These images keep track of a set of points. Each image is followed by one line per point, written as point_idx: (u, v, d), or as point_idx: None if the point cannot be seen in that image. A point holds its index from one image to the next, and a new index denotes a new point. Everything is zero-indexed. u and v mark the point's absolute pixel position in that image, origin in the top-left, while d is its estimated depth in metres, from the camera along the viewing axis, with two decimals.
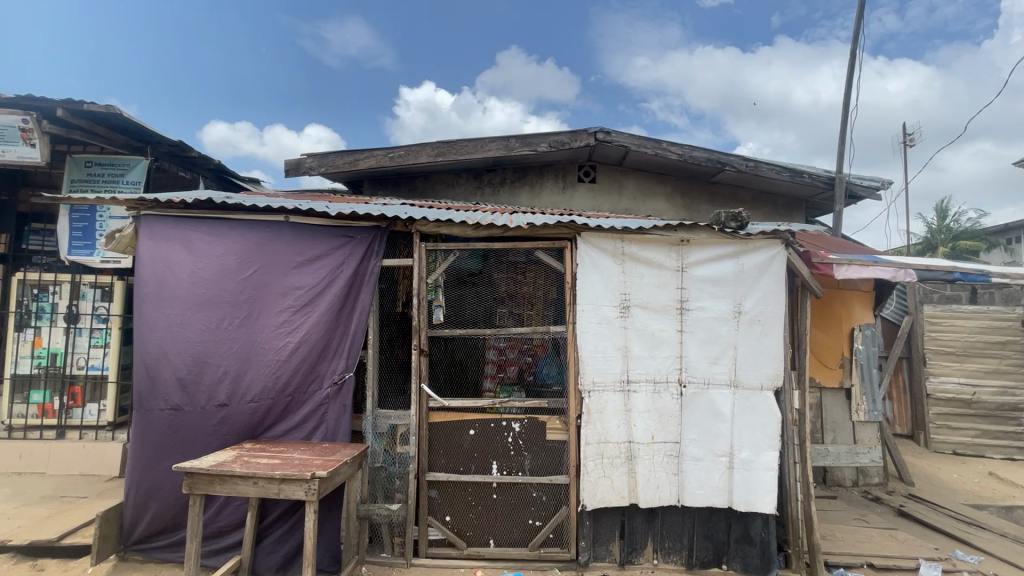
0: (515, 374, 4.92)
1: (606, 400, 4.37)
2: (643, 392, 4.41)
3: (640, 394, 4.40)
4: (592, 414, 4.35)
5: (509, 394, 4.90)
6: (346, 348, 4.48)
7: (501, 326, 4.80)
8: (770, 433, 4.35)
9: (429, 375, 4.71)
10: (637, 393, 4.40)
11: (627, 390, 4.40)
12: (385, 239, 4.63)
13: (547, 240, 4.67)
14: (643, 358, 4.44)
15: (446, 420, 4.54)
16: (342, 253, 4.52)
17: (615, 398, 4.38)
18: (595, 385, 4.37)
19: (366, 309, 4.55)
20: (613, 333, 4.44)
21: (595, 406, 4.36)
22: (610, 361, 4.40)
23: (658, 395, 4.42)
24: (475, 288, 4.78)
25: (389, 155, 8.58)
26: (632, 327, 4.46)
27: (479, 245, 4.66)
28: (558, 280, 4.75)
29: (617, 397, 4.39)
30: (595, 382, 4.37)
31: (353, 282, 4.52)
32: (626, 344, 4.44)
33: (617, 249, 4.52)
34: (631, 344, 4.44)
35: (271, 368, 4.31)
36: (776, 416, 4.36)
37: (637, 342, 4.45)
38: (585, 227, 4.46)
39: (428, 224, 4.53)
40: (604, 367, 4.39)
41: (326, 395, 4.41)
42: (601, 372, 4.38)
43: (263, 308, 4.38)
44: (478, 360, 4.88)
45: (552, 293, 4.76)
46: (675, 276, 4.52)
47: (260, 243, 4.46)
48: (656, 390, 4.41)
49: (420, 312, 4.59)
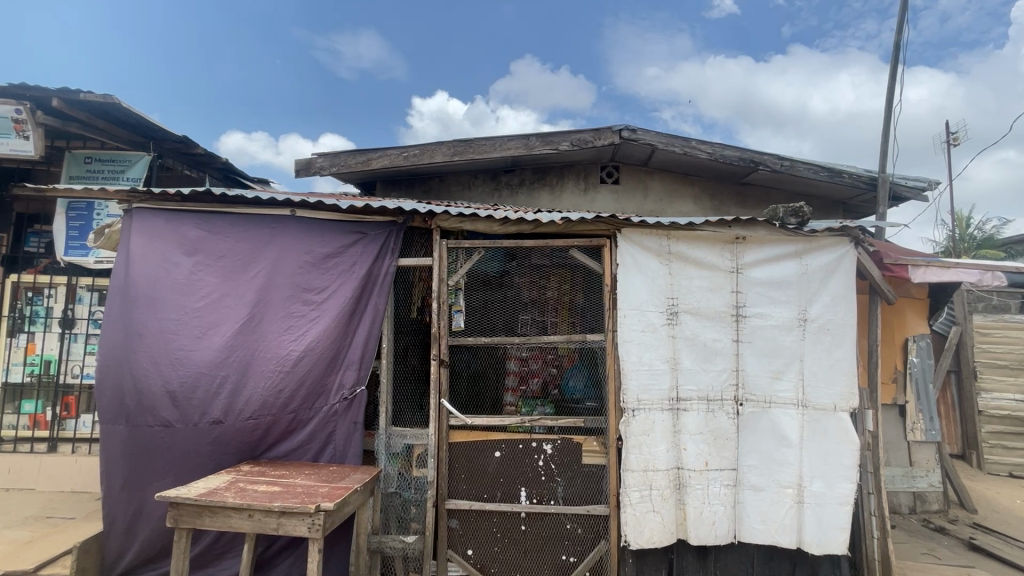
0: (540, 388, 4.41)
1: (651, 419, 3.76)
2: (694, 410, 3.78)
3: (690, 413, 3.78)
4: (634, 436, 3.76)
5: (532, 409, 4.38)
6: (356, 359, 3.99)
7: (523, 335, 4.30)
8: (847, 462, 3.69)
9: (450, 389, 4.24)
10: (686, 413, 3.78)
11: (676, 410, 3.78)
12: (402, 236, 4.15)
13: (581, 235, 4.10)
14: (694, 372, 3.82)
15: (469, 440, 4.01)
16: (353, 252, 4.05)
17: (662, 418, 3.77)
18: (640, 402, 3.77)
19: (379, 316, 4.07)
20: (658, 343, 3.83)
21: (638, 427, 3.76)
22: (654, 376, 3.79)
23: (713, 415, 3.78)
24: (499, 292, 4.28)
25: (404, 154, 8.15)
26: (680, 336, 3.86)
27: (505, 241, 4.15)
28: (594, 282, 4.22)
29: (666, 417, 3.77)
30: (641, 398, 3.77)
31: (364, 286, 4.04)
32: (674, 355, 3.84)
33: (662, 247, 3.99)
34: (678, 356, 3.84)
35: (274, 382, 3.84)
36: (853, 441, 3.71)
37: (687, 353, 3.84)
38: (626, 221, 3.95)
39: (449, 219, 4.05)
40: (647, 383, 3.79)
41: (334, 412, 3.93)
42: (644, 387, 3.78)
43: (266, 313, 3.93)
44: (499, 370, 4.44)
45: (584, 298, 4.25)
46: (728, 279, 3.95)
47: (264, 240, 4.01)
48: (711, 410, 3.78)
49: (438, 319, 4.08)
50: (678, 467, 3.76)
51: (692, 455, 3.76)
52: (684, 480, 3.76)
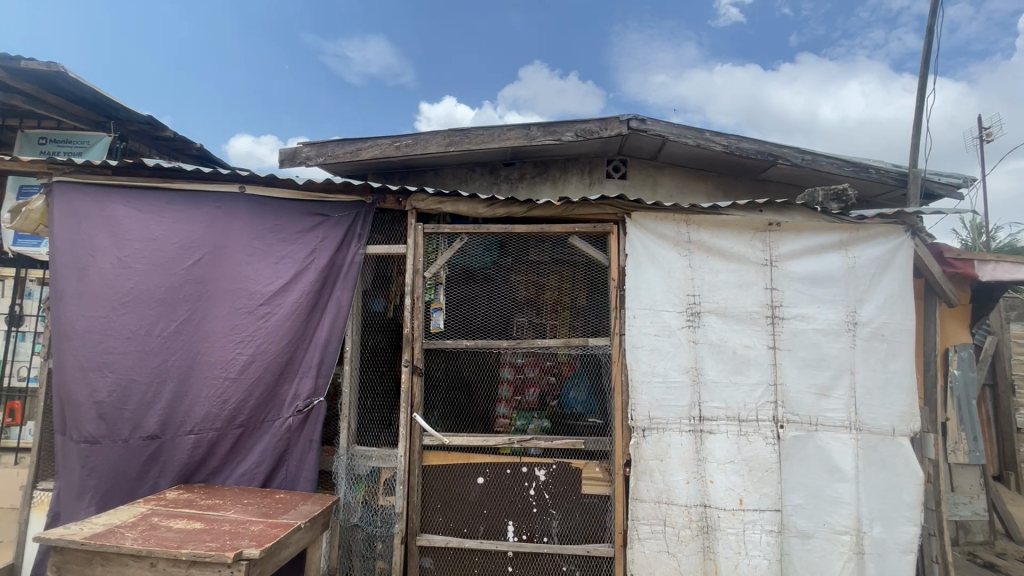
0: (536, 398, 3.81)
1: (668, 441, 3.11)
2: (721, 433, 3.10)
3: (716, 435, 3.10)
4: (645, 462, 3.10)
5: (527, 421, 3.79)
6: (317, 363, 3.30)
7: (518, 339, 3.69)
8: (909, 499, 3.05)
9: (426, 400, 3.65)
10: (711, 435, 3.10)
11: (699, 432, 3.10)
12: (371, 221, 3.49)
13: (582, 218, 3.44)
14: (721, 386, 3.15)
15: (447, 464, 3.36)
16: (313, 238, 3.38)
17: (681, 441, 3.11)
18: (654, 421, 3.12)
19: (344, 313, 3.36)
20: (675, 350, 3.17)
21: (652, 452, 3.11)
22: (671, 390, 3.13)
23: (743, 439, 3.10)
24: (487, 288, 3.63)
25: (394, 144, 6.82)
26: (703, 342, 3.19)
27: (493, 225, 3.50)
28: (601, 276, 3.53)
29: (686, 440, 3.10)
30: (655, 415, 3.12)
31: (326, 276, 3.35)
32: (696, 364, 3.16)
33: (681, 235, 3.35)
34: (701, 366, 3.16)
35: (217, 390, 3.16)
36: (916, 472, 3.05)
37: (710, 363, 3.17)
38: (637, 204, 3.33)
39: (426, 198, 3.41)
40: (663, 398, 3.13)
41: (289, 427, 3.24)
42: (659, 402, 3.13)
43: (210, 308, 3.25)
44: (490, 379, 3.84)
45: (587, 297, 3.57)
46: (760, 273, 3.27)
47: (208, 223, 3.34)
48: (742, 432, 3.10)
49: (412, 318, 3.43)
50: (701, 502, 3.07)
51: (719, 488, 3.07)
52: (710, 519, 3.07)
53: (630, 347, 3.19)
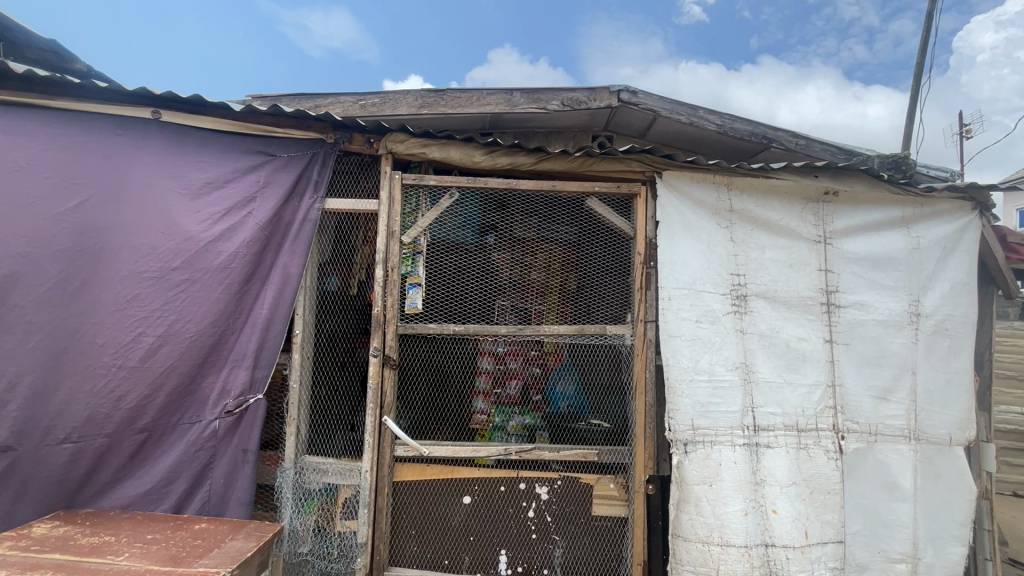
0: (518, 392, 3.12)
1: (716, 458, 2.49)
2: (778, 446, 2.52)
3: (776, 449, 2.51)
4: (687, 484, 2.47)
5: (506, 419, 3.10)
6: (251, 350, 2.45)
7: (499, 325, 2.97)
8: (958, 518, 2.58)
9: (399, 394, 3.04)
10: (768, 450, 2.51)
11: (753, 446, 2.51)
12: (331, 167, 2.67)
13: (602, 175, 2.76)
14: (772, 388, 2.57)
15: (425, 481, 2.66)
16: (254, 183, 2.51)
17: (734, 459, 2.49)
18: (699, 431, 2.52)
19: (293, 283, 2.53)
20: (720, 341, 2.59)
21: (695, 471, 2.48)
22: (717, 391, 2.55)
23: (804, 454, 2.52)
24: (472, 260, 2.94)
25: (360, 102, 3.95)
26: (750, 332, 2.61)
27: (490, 178, 2.73)
28: (620, 249, 2.94)
29: (738, 456, 2.49)
30: (699, 423, 2.52)
31: (267, 234, 2.50)
32: (746, 359, 2.58)
33: (721, 201, 2.73)
34: (752, 361, 2.59)
35: (100, 385, 2.26)
36: (966, 488, 2.58)
37: (763, 358, 2.59)
38: (671, 161, 2.70)
39: (404, 141, 2.63)
40: (707, 402, 2.54)
41: (213, 433, 2.40)
42: (703, 408, 2.53)
43: (98, 271, 2.31)
44: (467, 369, 3.18)
45: (591, 275, 3.00)
46: (814, 251, 2.70)
47: (104, 157, 2.41)
48: (801, 446, 2.53)
49: (383, 296, 2.62)
50: (764, 541, 2.43)
51: (784, 522, 2.44)
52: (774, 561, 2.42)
53: (665, 336, 2.58)
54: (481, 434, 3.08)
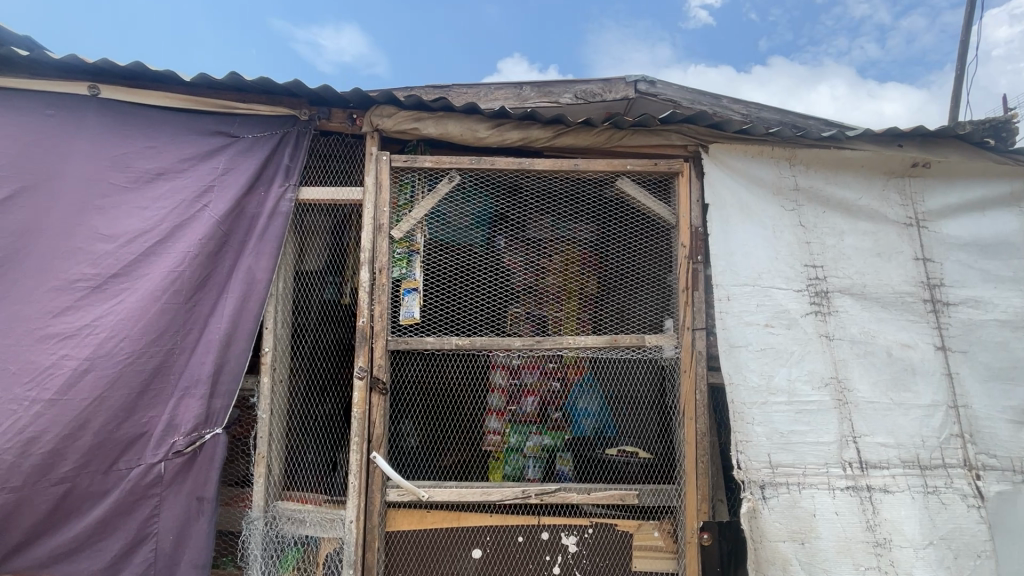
0: (536, 410, 2.58)
1: (810, 507, 1.96)
2: (902, 491, 1.97)
3: (898, 495, 1.97)
4: (771, 543, 1.94)
5: (523, 440, 2.55)
6: (206, 375, 1.99)
7: (513, 334, 2.48)
8: None
9: (393, 417, 2.60)
10: (886, 496, 1.97)
11: (863, 492, 1.97)
12: (306, 149, 2.22)
13: (634, 151, 2.26)
14: (877, 413, 2.04)
15: (421, 532, 2.15)
16: (210, 171, 2.09)
17: (835, 508, 1.96)
18: (780, 470, 1.99)
19: (259, 292, 2.08)
20: (801, 351, 2.07)
21: (780, 523, 1.95)
22: (802, 416, 2.03)
23: (934, 501, 1.97)
24: (478, 261, 2.45)
25: None
26: (843, 340, 2.09)
27: (498, 157, 2.23)
28: (658, 245, 2.43)
29: (852, 506, 1.96)
30: (780, 459, 2.00)
31: (226, 231, 2.06)
32: (839, 375, 2.06)
33: (783, 180, 2.22)
34: (847, 378, 2.06)
35: (3, 421, 1.80)
36: None
37: (864, 374, 2.06)
38: (719, 132, 2.21)
39: (394, 116, 2.16)
40: (789, 432, 2.02)
41: (157, 478, 1.93)
42: (785, 439, 2.02)
43: (13, 281, 1.88)
44: (474, 387, 2.67)
45: (617, 275, 2.51)
46: (904, 236, 2.17)
47: (30, 142, 1.99)
48: (930, 490, 1.98)
49: (370, 303, 2.15)
50: None
51: None
52: None
53: (725, 347, 2.06)
54: (495, 458, 2.57)
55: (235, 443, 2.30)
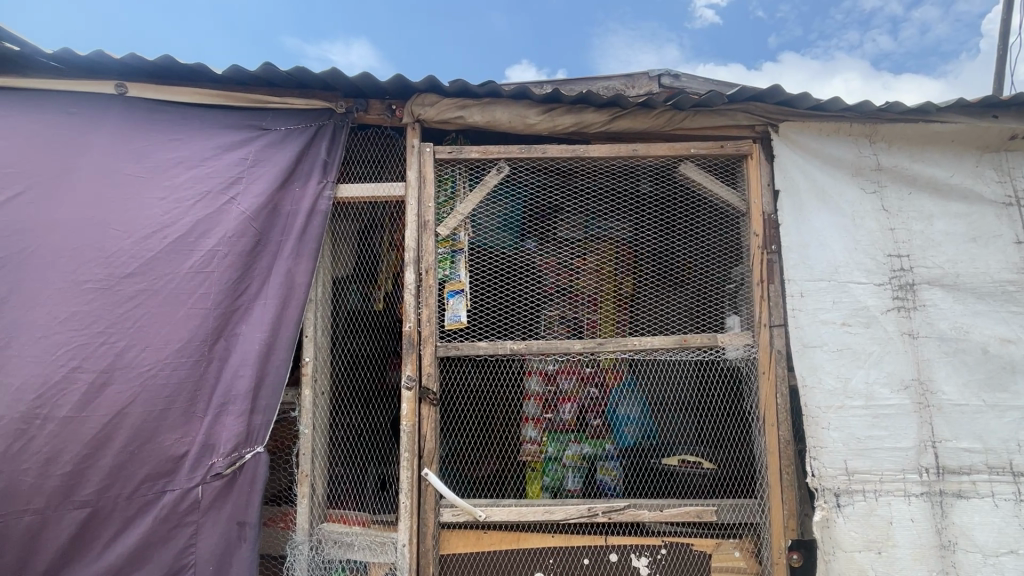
0: (575, 417, 2.39)
1: (886, 515, 1.77)
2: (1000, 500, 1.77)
3: (976, 501, 1.77)
4: (845, 553, 1.74)
5: (558, 450, 2.36)
6: (245, 388, 1.85)
7: (547, 336, 2.30)
8: None
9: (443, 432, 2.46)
10: (958, 501, 1.77)
11: (936, 496, 1.77)
12: (343, 144, 2.07)
13: (696, 134, 2.07)
14: (991, 418, 1.81)
15: (482, 557, 1.96)
16: (244, 167, 1.95)
17: (910, 515, 1.77)
18: (856, 477, 1.78)
19: (299, 297, 1.94)
20: (897, 349, 1.85)
21: (855, 532, 1.75)
22: (879, 421, 1.81)
23: None
24: (511, 265, 2.31)
25: None
26: (946, 336, 1.87)
27: (548, 145, 2.06)
28: (705, 237, 2.30)
29: (917, 512, 1.76)
30: (854, 465, 1.79)
31: (262, 231, 1.92)
32: (943, 375, 1.84)
33: (865, 160, 2.00)
34: (953, 378, 1.84)
35: (21, 438, 1.64)
36: None
37: (973, 375, 1.84)
38: (790, 110, 2.00)
39: (437, 105, 2.01)
40: (864, 436, 1.81)
41: (194, 503, 1.78)
42: (861, 445, 1.80)
43: (36, 288, 1.73)
44: (506, 393, 2.48)
45: (658, 273, 2.38)
46: (1003, 218, 1.94)
47: (51, 139, 1.87)
48: None
49: (416, 307, 1.98)
50: None
51: None
52: None
53: (798, 348, 1.86)
54: (531, 469, 2.36)
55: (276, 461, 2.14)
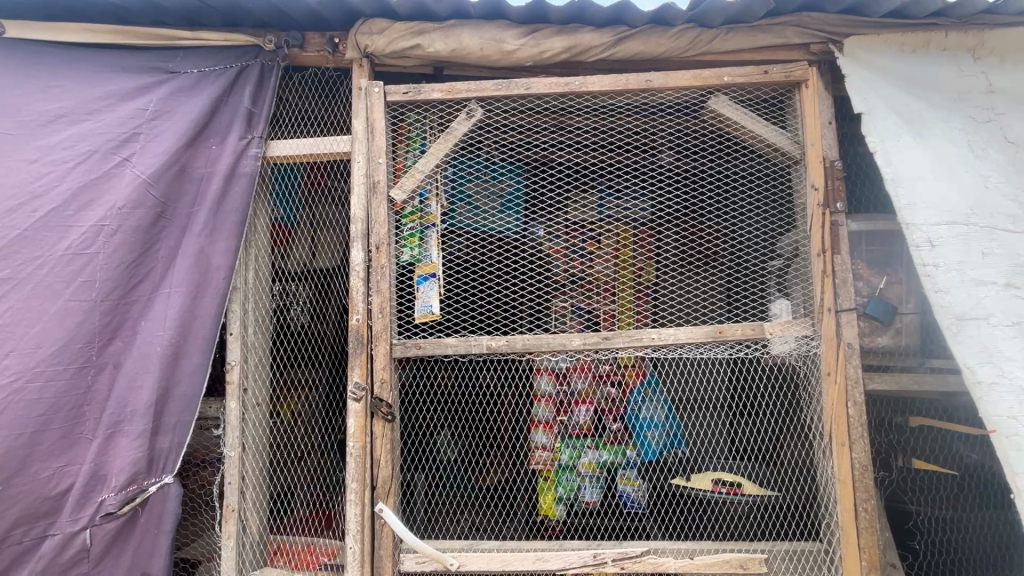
0: (591, 421, 1.94)
1: None
2: None
3: None
4: None
5: (574, 459, 1.93)
6: (146, 403, 1.44)
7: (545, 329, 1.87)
8: None
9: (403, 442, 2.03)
10: None
11: None
12: (274, 90, 1.66)
13: (730, 58, 1.56)
14: None
15: None
16: (144, 122, 1.55)
17: None
18: None
19: (217, 283, 1.53)
20: None
21: None
22: None
23: None
24: (495, 243, 1.84)
25: None
26: None
27: (534, 80, 1.58)
28: (743, 210, 1.80)
29: None
30: None
31: (168, 201, 1.52)
32: None
33: (967, 83, 1.45)
34: None
35: None
36: None
37: None
38: (860, 19, 1.47)
39: (387, 33, 1.55)
40: None
41: (82, 554, 1.38)
42: None
43: None
44: (517, 400, 2.01)
45: (683, 253, 1.90)
46: None
47: None
48: None
49: (366, 293, 1.54)
50: None
51: None
52: None
53: (951, 322, 1.32)
54: (544, 479, 1.93)
55: (196, 492, 1.73)
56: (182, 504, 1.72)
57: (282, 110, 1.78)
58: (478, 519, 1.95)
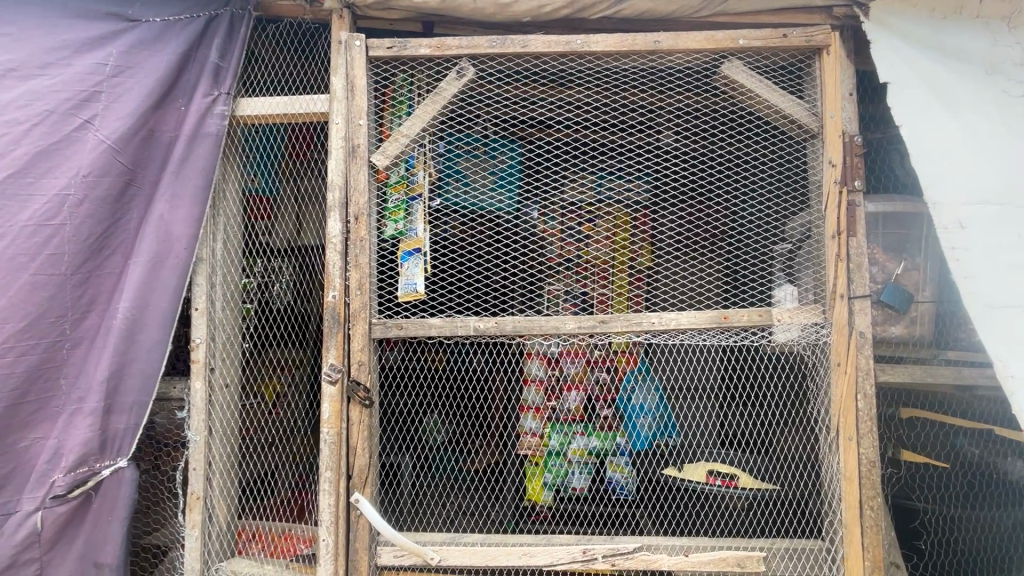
0: (582, 407, 1.84)
1: None
2: None
3: None
4: None
5: (564, 446, 1.84)
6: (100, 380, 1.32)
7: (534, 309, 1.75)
8: None
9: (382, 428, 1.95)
10: None
11: None
12: (245, 41, 1.50)
13: (747, 20, 1.43)
14: None
15: None
16: (105, 79, 1.39)
17: None
18: None
19: (179, 254, 1.39)
20: None
21: None
22: None
23: None
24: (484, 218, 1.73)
25: None
26: None
27: (533, 38, 1.44)
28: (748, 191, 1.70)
29: None
30: None
31: (134, 164, 1.39)
32: None
33: (1000, 54, 1.33)
34: None
35: None
36: None
37: None
38: None
39: None
40: None
41: (32, 538, 1.27)
42: None
43: None
44: (502, 384, 1.90)
45: (682, 235, 1.81)
46: None
47: None
48: None
49: (343, 267, 1.42)
50: None
51: None
52: None
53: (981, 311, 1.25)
54: (532, 465, 1.85)
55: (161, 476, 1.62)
56: (144, 488, 1.64)
57: (256, 64, 1.62)
58: (467, 503, 1.90)
